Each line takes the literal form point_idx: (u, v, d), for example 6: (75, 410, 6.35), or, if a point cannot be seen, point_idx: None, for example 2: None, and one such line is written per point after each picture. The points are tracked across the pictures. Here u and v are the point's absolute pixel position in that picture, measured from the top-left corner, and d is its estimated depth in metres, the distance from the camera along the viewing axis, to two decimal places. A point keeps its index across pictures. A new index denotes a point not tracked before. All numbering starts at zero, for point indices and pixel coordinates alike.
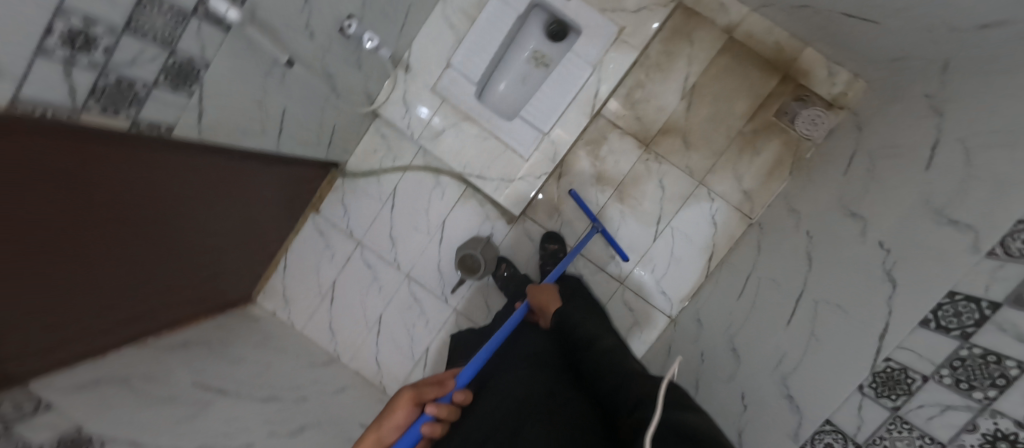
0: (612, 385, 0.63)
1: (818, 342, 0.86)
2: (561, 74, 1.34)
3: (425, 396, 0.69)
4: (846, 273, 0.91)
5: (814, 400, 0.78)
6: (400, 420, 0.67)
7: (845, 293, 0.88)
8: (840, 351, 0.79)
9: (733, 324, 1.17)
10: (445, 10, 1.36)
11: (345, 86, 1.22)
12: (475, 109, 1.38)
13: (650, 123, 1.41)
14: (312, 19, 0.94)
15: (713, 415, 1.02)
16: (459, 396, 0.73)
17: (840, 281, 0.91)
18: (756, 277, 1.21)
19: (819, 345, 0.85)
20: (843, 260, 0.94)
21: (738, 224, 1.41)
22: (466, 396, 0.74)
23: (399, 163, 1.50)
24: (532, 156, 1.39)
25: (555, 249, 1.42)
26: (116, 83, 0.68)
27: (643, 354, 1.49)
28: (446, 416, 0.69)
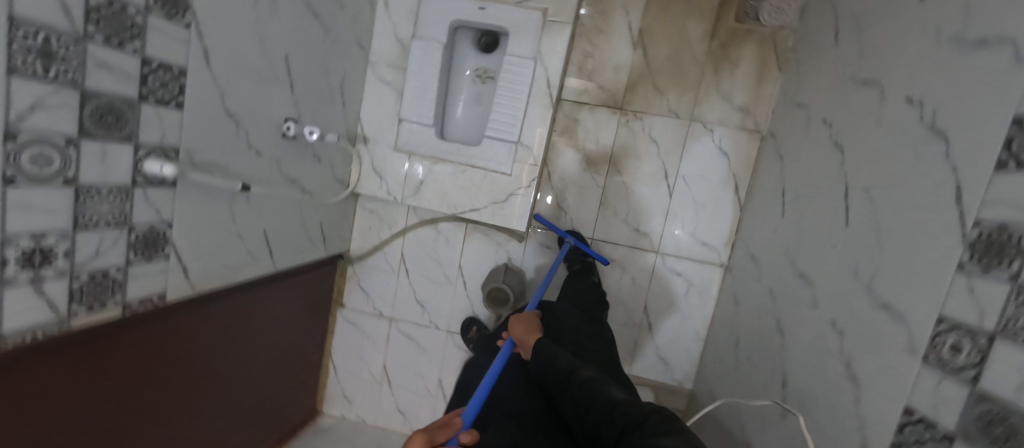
0: (600, 420, 0.66)
1: (888, 230, 0.75)
2: (507, 80, 1.31)
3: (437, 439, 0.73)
4: (882, 146, 0.80)
5: (908, 296, 0.67)
6: None
7: (892, 167, 0.77)
8: (915, 232, 0.68)
9: (787, 247, 1.06)
10: (377, 72, 1.36)
11: (314, 183, 1.23)
12: (443, 149, 1.36)
13: (614, 85, 1.34)
14: (253, 137, 0.95)
15: (806, 350, 0.91)
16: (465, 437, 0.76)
17: (881, 157, 0.80)
18: (789, 190, 1.10)
19: (889, 234, 0.74)
20: (874, 133, 0.83)
21: (750, 143, 1.30)
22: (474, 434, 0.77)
23: (397, 229, 1.49)
24: (513, 169, 1.33)
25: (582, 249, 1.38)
26: (91, 279, 0.68)
27: (711, 311, 1.39)
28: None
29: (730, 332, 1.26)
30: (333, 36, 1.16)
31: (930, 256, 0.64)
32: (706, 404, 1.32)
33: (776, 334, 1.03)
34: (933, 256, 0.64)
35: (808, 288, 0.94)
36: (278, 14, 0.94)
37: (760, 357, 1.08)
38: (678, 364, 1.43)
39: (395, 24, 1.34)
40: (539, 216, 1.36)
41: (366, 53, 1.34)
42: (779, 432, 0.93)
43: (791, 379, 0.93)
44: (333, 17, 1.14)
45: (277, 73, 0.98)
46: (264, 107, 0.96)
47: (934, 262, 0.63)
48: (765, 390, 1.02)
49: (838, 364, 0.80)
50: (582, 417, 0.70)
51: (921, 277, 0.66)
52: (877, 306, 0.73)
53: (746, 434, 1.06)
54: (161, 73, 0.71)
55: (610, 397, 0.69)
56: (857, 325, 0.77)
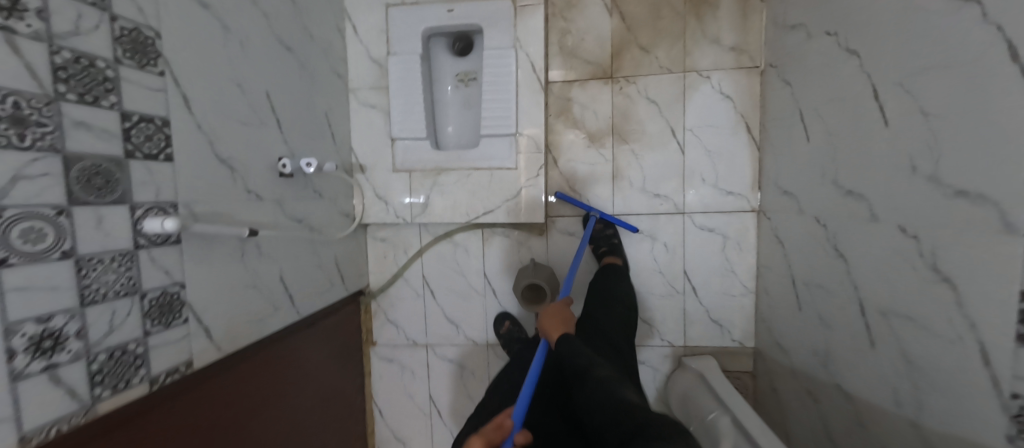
0: (605, 420, 0.71)
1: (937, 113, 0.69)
2: (491, 75, 1.28)
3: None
4: (900, 32, 0.76)
5: (985, 172, 0.61)
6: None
7: (919, 48, 0.72)
8: (973, 104, 0.63)
9: (821, 169, 1.01)
10: (360, 98, 1.34)
11: (321, 220, 1.18)
12: (442, 159, 1.33)
13: (599, 56, 1.31)
14: (251, 180, 0.91)
15: (874, 266, 0.84)
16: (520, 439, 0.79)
17: (901, 43, 0.76)
18: (807, 112, 1.06)
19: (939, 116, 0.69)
20: (887, 23, 0.79)
21: (751, 80, 1.26)
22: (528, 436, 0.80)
23: (414, 251, 1.44)
24: (518, 161, 1.30)
25: (604, 228, 1.33)
26: (110, 356, 0.62)
27: (753, 260, 1.32)
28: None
29: (782, 275, 1.19)
30: (310, 68, 1.13)
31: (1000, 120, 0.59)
32: (776, 356, 1.23)
33: (837, 260, 0.96)
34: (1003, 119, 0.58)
35: (860, 202, 0.88)
36: (252, 51, 0.91)
37: (825, 289, 1.00)
38: (734, 323, 1.36)
39: (367, 46, 1.32)
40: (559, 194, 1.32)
41: (345, 81, 1.32)
42: (873, 361, 0.86)
43: (870, 300, 0.85)
44: (306, 48, 1.11)
45: (262, 111, 0.94)
46: (257, 148, 0.92)
47: (1006, 125, 0.58)
48: (842, 322, 0.95)
49: (922, 268, 0.73)
50: (591, 415, 0.74)
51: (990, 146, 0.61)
52: (951, 193, 0.67)
53: (833, 374, 0.98)
54: (144, 125, 0.67)
55: (620, 399, 0.72)
56: (933, 220, 0.71)
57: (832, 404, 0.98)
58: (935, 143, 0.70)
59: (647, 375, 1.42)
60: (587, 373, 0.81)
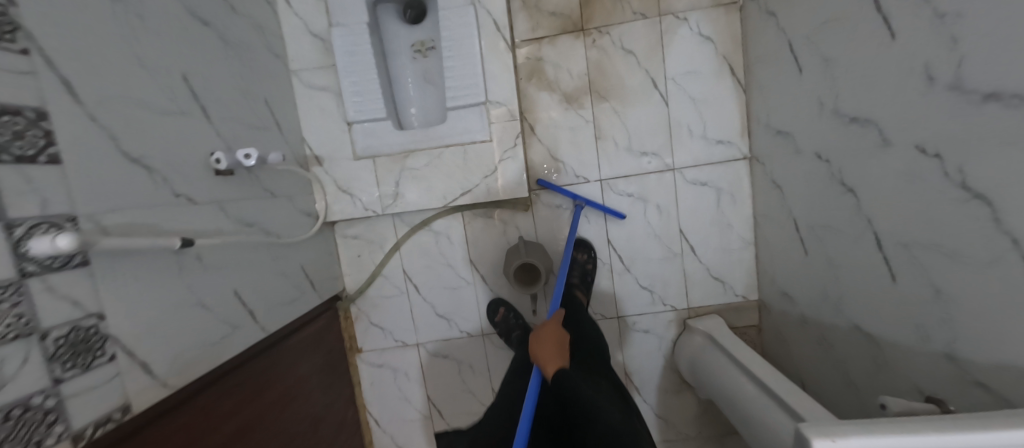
0: None
1: None
2: (452, 38, 1.14)
3: None
4: None
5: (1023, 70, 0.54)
6: None
7: None
8: None
9: (819, 100, 0.93)
10: (304, 80, 1.18)
11: (278, 221, 1.04)
12: (408, 139, 1.20)
13: (566, 7, 1.20)
14: (175, 180, 0.75)
15: (886, 195, 0.78)
16: None
17: None
18: (798, 41, 0.97)
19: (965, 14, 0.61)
20: None
21: (730, 18, 1.18)
22: None
23: (390, 246, 1.31)
24: (493, 132, 1.18)
25: (586, 259, 1.29)
26: (6, 417, 0.47)
27: (750, 210, 1.26)
28: None
29: (784, 221, 1.13)
30: (236, 46, 0.97)
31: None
32: (783, 306, 1.18)
33: (845, 196, 0.89)
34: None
35: (867, 129, 0.81)
36: (155, 21, 0.74)
37: (834, 230, 0.94)
38: (735, 278, 1.30)
39: (305, 19, 1.15)
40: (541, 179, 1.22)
41: (283, 61, 1.15)
42: (895, 298, 0.79)
43: (888, 234, 0.79)
44: (227, 22, 0.94)
45: (178, 96, 0.78)
46: (178, 141, 0.77)
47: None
48: (857, 261, 0.88)
49: (949, 189, 0.65)
50: None
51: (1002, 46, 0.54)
52: (979, 99, 0.58)
53: (850, 318, 0.92)
54: (8, 120, 0.49)
55: None
56: (958, 134, 0.62)
57: (851, 348, 0.93)
58: (957, 45, 0.61)
59: (652, 344, 1.35)
60: (595, 422, 0.76)
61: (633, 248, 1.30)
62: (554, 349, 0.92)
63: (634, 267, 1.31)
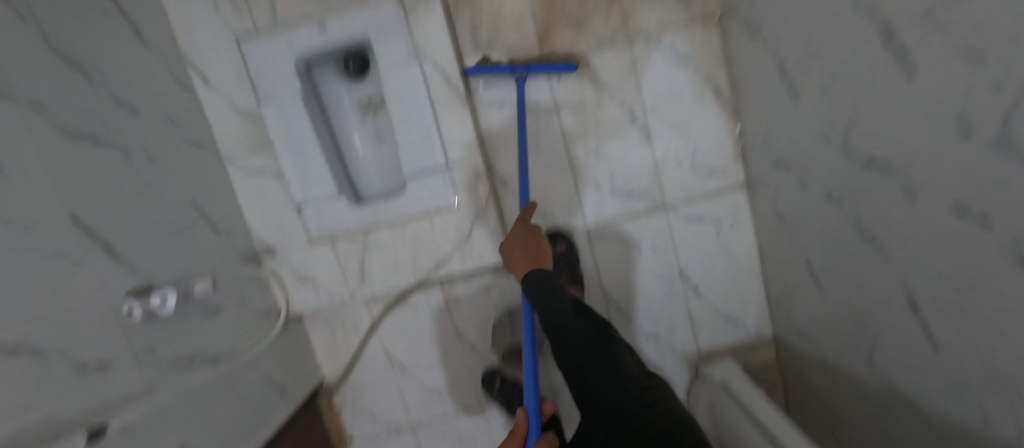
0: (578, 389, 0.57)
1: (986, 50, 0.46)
2: (396, 99, 1.01)
3: None
4: None
5: None
6: None
7: None
8: None
9: (823, 133, 0.80)
10: (240, 167, 1.05)
11: (226, 340, 0.91)
12: (367, 215, 1.07)
13: (525, 45, 1.06)
14: (73, 350, 0.62)
15: (915, 254, 0.66)
16: None
17: None
18: (789, 64, 0.84)
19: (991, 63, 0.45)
20: None
21: (708, 34, 1.05)
22: None
23: (366, 328, 1.19)
24: (459, 198, 1.06)
25: (566, 250, 1.13)
26: None
27: (753, 239, 1.14)
28: None
29: (794, 256, 1.01)
30: (142, 152, 0.83)
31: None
32: (804, 347, 1.07)
33: (865, 245, 0.77)
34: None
35: (887, 176, 0.68)
36: (16, 163, 0.59)
37: (856, 279, 0.82)
38: (746, 314, 1.19)
39: (229, 97, 1.02)
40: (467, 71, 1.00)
41: (210, 149, 1.02)
42: (940, 370, 0.67)
43: (922, 298, 0.67)
44: (123, 127, 0.80)
45: (66, 244, 0.64)
46: (72, 299, 0.63)
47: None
48: (887, 320, 0.76)
49: (992, 256, 0.53)
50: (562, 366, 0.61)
51: None
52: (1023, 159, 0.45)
53: (885, 379, 0.81)
54: None
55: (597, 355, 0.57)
56: (999, 197, 0.50)
57: (890, 414, 0.81)
58: (995, 96, 0.47)
59: None
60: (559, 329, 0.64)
61: (631, 294, 1.19)
62: (526, 257, 0.84)
63: (634, 316, 1.20)
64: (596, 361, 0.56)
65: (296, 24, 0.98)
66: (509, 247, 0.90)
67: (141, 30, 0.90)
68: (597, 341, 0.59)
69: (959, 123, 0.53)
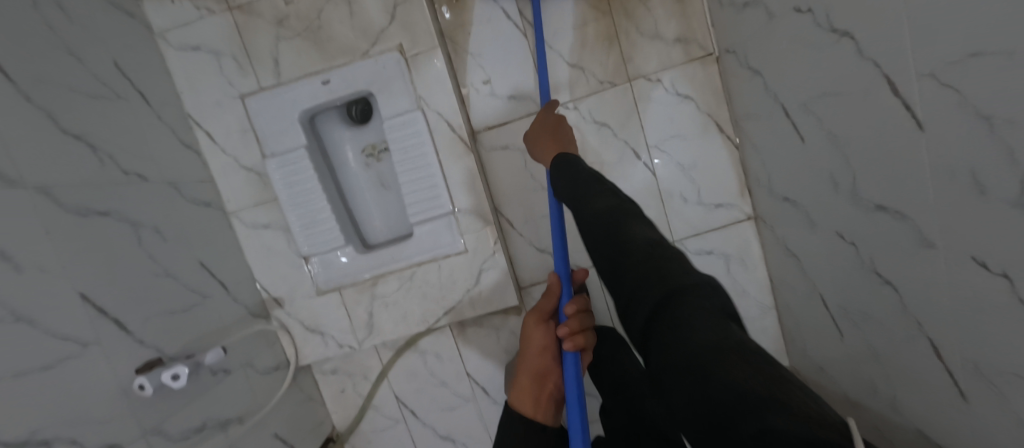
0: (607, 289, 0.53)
1: (999, 117, 0.45)
2: (400, 147, 1.01)
3: (546, 309, 0.72)
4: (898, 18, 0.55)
5: None
6: (526, 385, 0.69)
7: (940, 36, 0.49)
8: None
9: (831, 175, 0.80)
10: (246, 222, 1.05)
11: (237, 402, 0.91)
12: (374, 264, 1.06)
13: (526, 89, 1.07)
14: (83, 438, 0.61)
15: (934, 302, 0.65)
16: (570, 308, 0.68)
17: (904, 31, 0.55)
18: (793, 107, 0.85)
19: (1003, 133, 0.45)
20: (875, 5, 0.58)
21: (707, 71, 1.06)
22: (575, 306, 0.69)
23: (376, 375, 1.18)
24: (466, 243, 1.05)
25: None
26: None
27: (763, 271, 1.13)
28: (579, 322, 0.68)
29: (807, 291, 1.00)
30: (150, 220, 0.83)
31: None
32: (821, 382, 1.05)
33: (880, 287, 0.76)
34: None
35: (900, 224, 0.67)
36: (26, 254, 0.59)
37: (873, 320, 0.81)
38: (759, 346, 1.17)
39: (235, 154, 1.02)
40: None
41: (217, 207, 1.02)
42: (967, 420, 0.66)
43: (944, 346, 0.66)
44: (130, 197, 0.80)
45: (76, 329, 0.64)
46: (83, 384, 0.63)
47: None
48: (907, 362, 0.75)
49: (1019, 314, 0.51)
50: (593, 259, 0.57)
51: None
52: None
53: (909, 422, 0.79)
54: None
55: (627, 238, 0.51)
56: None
57: None
58: (1009, 163, 0.47)
59: None
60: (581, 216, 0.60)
61: None
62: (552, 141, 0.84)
63: None
64: (625, 247, 0.49)
65: (300, 80, 0.99)
66: (537, 138, 0.87)
67: (147, 96, 0.92)
68: (614, 222, 0.53)
69: (974, 182, 0.53)
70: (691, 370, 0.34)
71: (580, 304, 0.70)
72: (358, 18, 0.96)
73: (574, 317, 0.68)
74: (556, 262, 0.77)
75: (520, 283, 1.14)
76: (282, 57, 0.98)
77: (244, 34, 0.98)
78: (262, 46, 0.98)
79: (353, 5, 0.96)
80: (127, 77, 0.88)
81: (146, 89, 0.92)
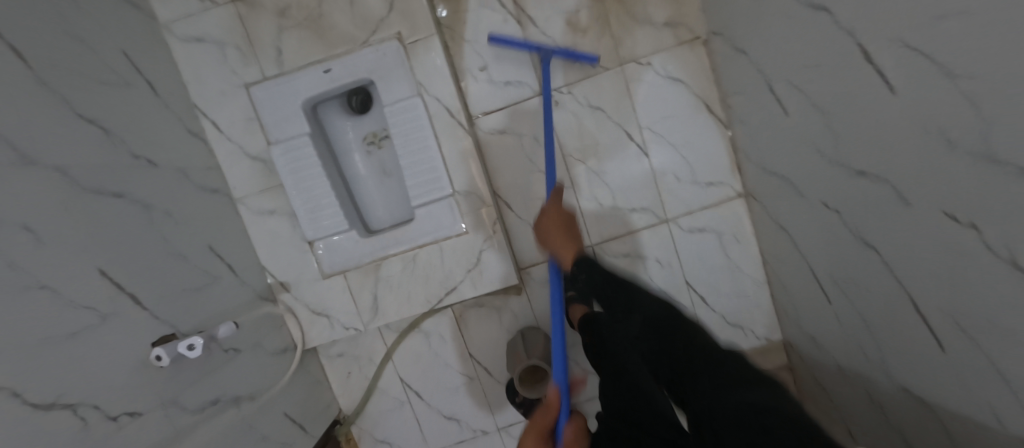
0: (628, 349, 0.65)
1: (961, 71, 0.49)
2: (400, 132, 1.04)
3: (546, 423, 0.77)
4: None
5: None
6: None
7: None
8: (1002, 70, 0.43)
9: (815, 146, 0.84)
10: (252, 208, 1.08)
11: (248, 379, 0.93)
12: (378, 247, 1.09)
13: (522, 75, 1.11)
14: (104, 402, 0.63)
15: (913, 258, 0.69)
16: (570, 429, 0.76)
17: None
18: (778, 83, 0.88)
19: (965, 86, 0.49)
20: None
21: (696, 53, 1.09)
22: (576, 428, 0.77)
23: (381, 357, 1.21)
24: (467, 224, 1.08)
25: None
26: None
27: (755, 247, 1.17)
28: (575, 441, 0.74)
29: (797, 263, 1.03)
30: (160, 204, 0.86)
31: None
32: (814, 351, 1.08)
33: (864, 250, 0.80)
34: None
35: (879, 186, 0.71)
36: (47, 226, 0.62)
37: (860, 284, 0.84)
38: (754, 320, 1.20)
39: (240, 142, 1.05)
40: (494, 39, 1.06)
41: (224, 194, 1.05)
42: (947, 370, 0.69)
43: (923, 300, 0.70)
44: (141, 180, 0.83)
45: (95, 299, 0.67)
46: (103, 352, 0.66)
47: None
48: (892, 320, 0.79)
49: (986, 260, 0.55)
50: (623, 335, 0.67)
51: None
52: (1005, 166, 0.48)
53: (895, 380, 0.83)
54: None
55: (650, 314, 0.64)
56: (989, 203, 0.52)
57: (905, 415, 0.82)
58: (972, 113, 0.50)
59: None
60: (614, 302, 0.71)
61: None
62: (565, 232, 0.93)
63: None
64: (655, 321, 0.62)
65: (302, 69, 1.02)
66: (543, 228, 0.96)
67: (155, 87, 0.95)
68: (630, 303, 0.68)
69: (942, 136, 0.57)
70: (727, 432, 0.41)
71: (578, 422, 0.79)
72: (358, 7, 1.00)
73: (573, 435, 0.76)
74: (556, 373, 0.90)
75: (519, 263, 1.17)
76: (285, 47, 1.02)
77: (248, 26, 1.01)
78: (265, 37, 1.01)
79: None
80: (137, 68, 0.91)
81: (155, 80, 0.95)
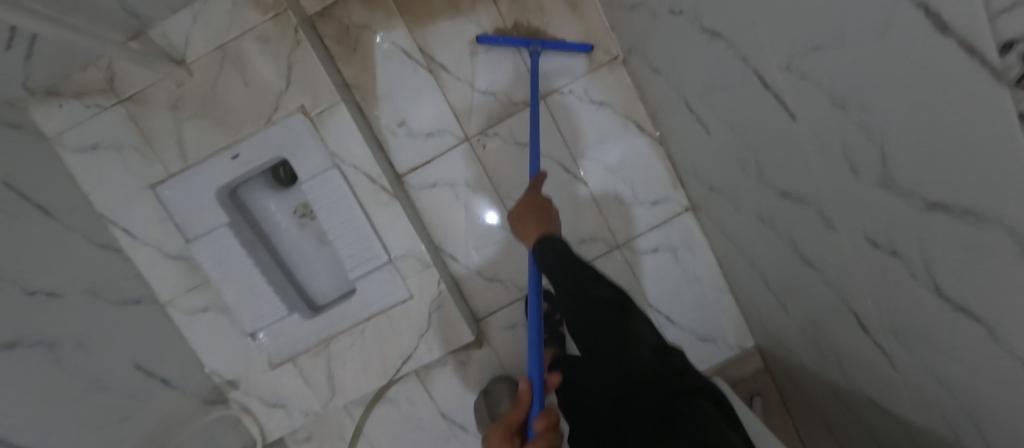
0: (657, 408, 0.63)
1: (863, 109, 0.46)
2: (325, 206, 0.99)
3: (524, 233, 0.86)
4: (761, 16, 0.55)
5: (955, 200, 0.40)
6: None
7: (796, 31, 0.50)
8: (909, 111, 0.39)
9: (740, 166, 0.81)
10: (183, 309, 1.02)
11: None
12: (323, 327, 1.04)
13: (443, 123, 1.07)
14: None
15: (847, 277, 0.66)
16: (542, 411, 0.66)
17: (767, 28, 0.55)
18: (693, 102, 0.86)
19: (873, 124, 0.45)
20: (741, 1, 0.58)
21: (617, 73, 1.08)
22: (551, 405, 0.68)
23: (351, 433, 1.17)
24: (411, 287, 1.03)
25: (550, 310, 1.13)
26: None
27: (709, 256, 1.15)
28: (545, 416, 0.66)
29: (751, 274, 1.01)
30: (69, 338, 0.81)
31: (953, 130, 0.35)
32: (784, 356, 1.06)
33: (805, 267, 0.78)
34: (953, 127, 0.35)
35: (802, 207, 0.69)
36: None
37: (806, 296, 0.82)
38: (724, 330, 1.18)
39: (157, 244, 0.99)
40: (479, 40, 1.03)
41: (150, 301, 1.00)
42: (904, 386, 0.66)
43: (867, 318, 0.67)
44: (43, 318, 0.77)
45: None
46: None
47: (957, 132, 0.35)
48: (844, 335, 0.76)
49: (924, 297, 0.52)
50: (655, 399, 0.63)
51: (953, 174, 0.38)
52: (925, 204, 0.44)
53: (860, 390, 0.80)
54: None
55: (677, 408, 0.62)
56: (911, 245, 0.50)
57: (875, 423, 0.79)
58: (879, 148, 0.47)
59: None
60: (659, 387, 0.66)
61: None
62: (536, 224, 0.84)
63: None
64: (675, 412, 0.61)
65: (207, 158, 0.97)
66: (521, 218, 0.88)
67: (49, 209, 0.87)
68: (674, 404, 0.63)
69: (848, 165, 0.53)
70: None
71: (551, 419, 0.65)
72: (253, 85, 0.95)
73: (543, 436, 0.62)
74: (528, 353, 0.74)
75: (476, 313, 1.14)
76: (185, 137, 0.96)
77: (141, 123, 0.95)
78: (162, 132, 0.96)
79: (246, 73, 0.94)
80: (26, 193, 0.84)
81: (48, 201, 0.88)
